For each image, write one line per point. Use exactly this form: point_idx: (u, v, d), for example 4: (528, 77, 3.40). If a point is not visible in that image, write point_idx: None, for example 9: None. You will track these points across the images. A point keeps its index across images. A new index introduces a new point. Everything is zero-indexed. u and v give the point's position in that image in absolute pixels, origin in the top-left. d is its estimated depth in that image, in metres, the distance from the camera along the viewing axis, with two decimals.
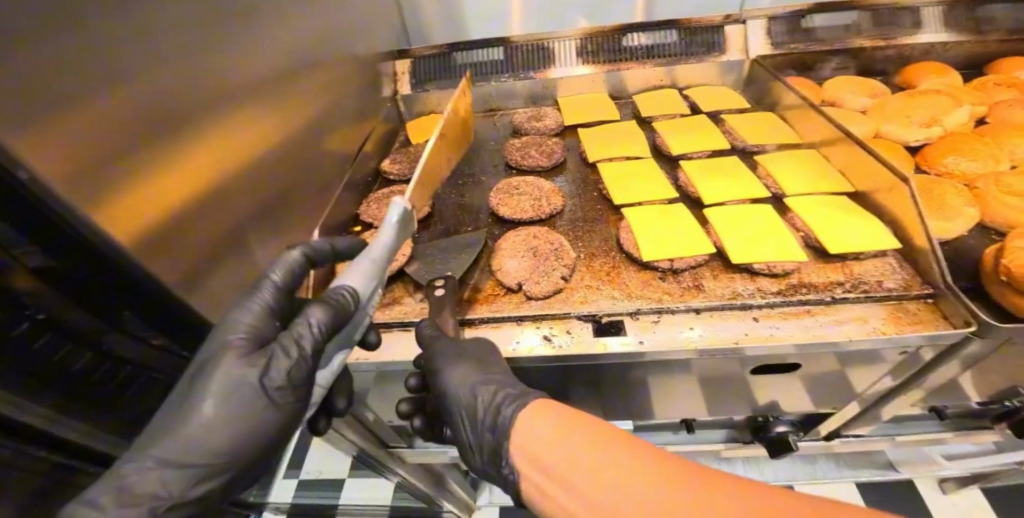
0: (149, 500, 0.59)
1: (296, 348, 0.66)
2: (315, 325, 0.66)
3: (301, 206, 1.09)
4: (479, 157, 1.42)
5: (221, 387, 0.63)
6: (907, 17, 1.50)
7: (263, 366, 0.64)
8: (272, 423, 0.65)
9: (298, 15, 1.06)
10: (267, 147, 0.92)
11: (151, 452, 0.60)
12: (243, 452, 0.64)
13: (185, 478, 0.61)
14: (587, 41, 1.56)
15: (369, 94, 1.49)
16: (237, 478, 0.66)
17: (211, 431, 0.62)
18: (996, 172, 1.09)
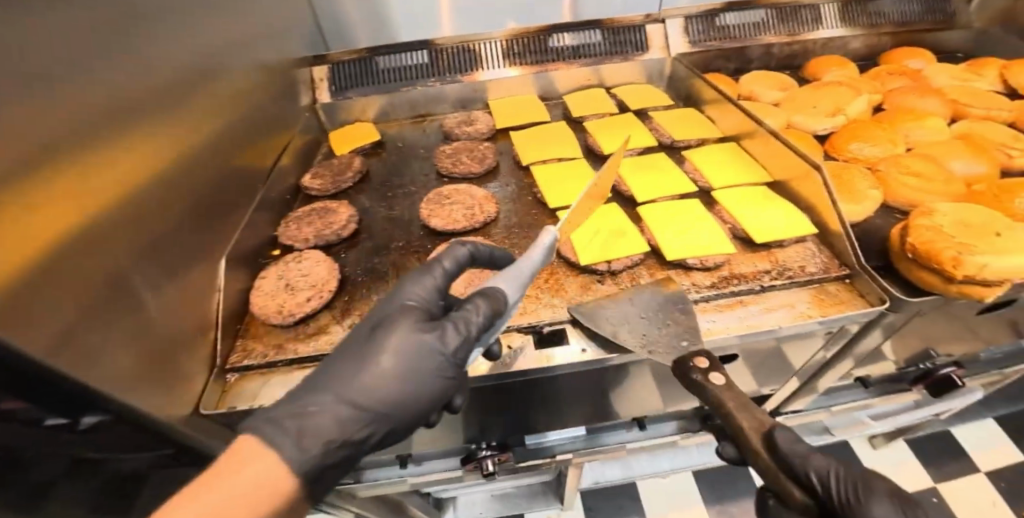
0: (326, 435, 0.59)
1: (464, 329, 0.67)
2: (482, 313, 0.67)
3: (206, 234, 0.97)
4: (409, 166, 1.35)
5: (401, 345, 0.66)
6: (808, 14, 1.61)
7: (437, 336, 0.66)
8: (430, 396, 0.67)
9: (185, 24, 0.96)
10: (152, 174, 0.81)
11: (334, 388, 0.63)
12: (398, 409, 0.65)
13: (357, 421, 0.62)
14: (513, 43, 1.54)
15: (282, 104, 1.37)
16: (388, 435, 0.66)
17: (383, 381, 0.64)
18: (895, 155, 1.17)
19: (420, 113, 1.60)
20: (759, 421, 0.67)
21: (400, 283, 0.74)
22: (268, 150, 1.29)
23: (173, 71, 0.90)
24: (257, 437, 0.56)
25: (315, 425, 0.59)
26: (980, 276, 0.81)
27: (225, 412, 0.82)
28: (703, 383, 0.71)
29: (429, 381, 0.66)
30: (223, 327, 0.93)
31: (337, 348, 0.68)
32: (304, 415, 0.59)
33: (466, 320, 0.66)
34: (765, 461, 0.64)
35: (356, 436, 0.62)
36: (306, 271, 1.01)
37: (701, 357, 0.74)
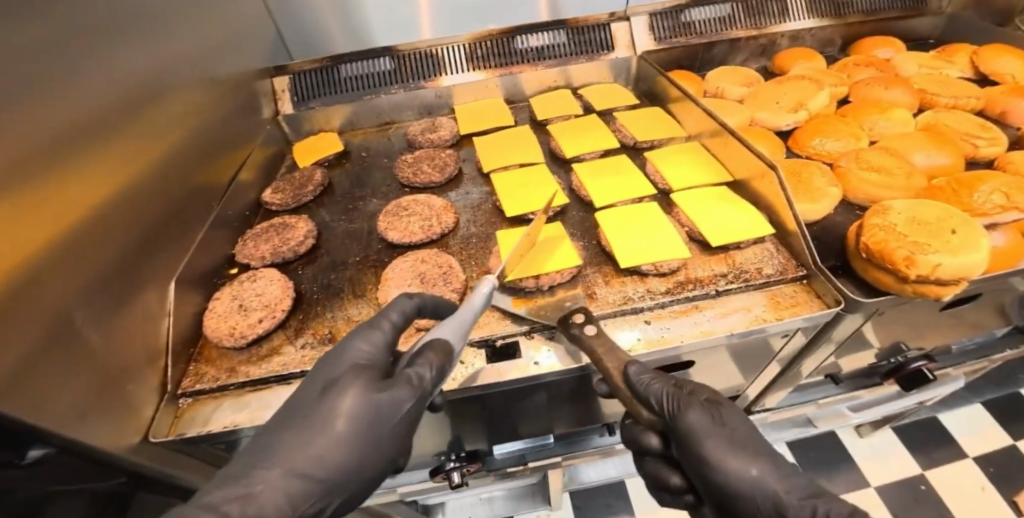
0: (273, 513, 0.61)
1: (415, 386, 0.69)
2: (431, 368, 0.69)
3: (158, 257, 0.96)
4: (372, 177, 1.34)
5: (351, 408, 0.68)
6: (774, 6, 1.59)
7: (389, 394, 0.69)
8: (383, 454, 0.70)
9: (129, 46, 0.94)
10: (99, 204, 0.80)
11: (282, 459, 0.65)
12: (350, 472, 0.67)
13: (309, 494, 0.64)
14: (475, 46, 1.52)
15: (241, 118, 1.35)
16: (347, 497, 0.69)
17: (335, 449, 0.66)
18: (857, 149, 1.16)
19: (385, 121, 1.59)
20: (620, 359, 0.76)
21: (345, 341, 0.74)
22: (225, 166, 1.27)
23: (118, 95, 0.89)
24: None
25: (260, 502, 0.61)
26: (933, 276, 0.80)
27: (175, 439, 0.81)
28: (580, 336, 0.79)
29: (384, 439, 0.69)
30: (175, 353, 0.92)
31: (287, 415, 0.69)
32: (248, 496, 0.61)
33: (416, 375, 0.68)
34: (623, 392, 0.74)
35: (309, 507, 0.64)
36: (260, 291, 1.00)
37: (579, 313, 0.83)
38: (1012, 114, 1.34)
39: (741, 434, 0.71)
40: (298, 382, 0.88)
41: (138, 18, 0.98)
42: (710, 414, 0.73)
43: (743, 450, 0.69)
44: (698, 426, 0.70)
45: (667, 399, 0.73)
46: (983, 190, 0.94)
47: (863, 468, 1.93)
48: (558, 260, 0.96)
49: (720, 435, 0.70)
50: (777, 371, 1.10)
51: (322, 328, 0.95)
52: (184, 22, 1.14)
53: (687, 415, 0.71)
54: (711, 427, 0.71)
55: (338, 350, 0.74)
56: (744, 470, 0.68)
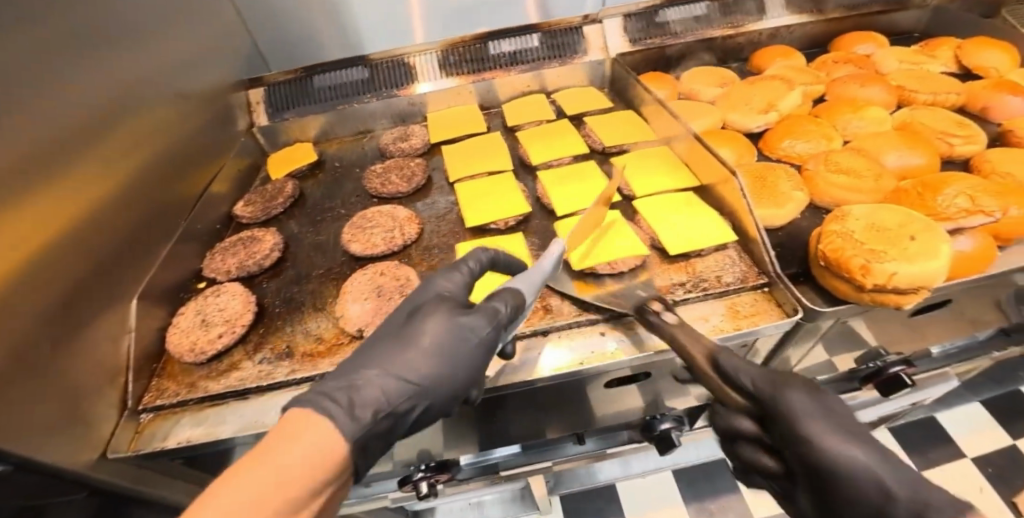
0: (374, 404, 0.61)
1: (492, 321, 0.69)
2: (504, 307, 0.70)
3: (121, 274, 0.98)
4: (343, 187, 1.35)
5: (436, 331, 0.69)
6: (751, 5, 1.57)
7: (471, 321, 0.69)
8: (463, 380, 0.68)
9: (96, 67, 0.97)
10: (59, 226, 0.82)
11: (380, 364, 0.66)
12: (435, 387, 0.67)
13: (402, 394, 0.64)
14: (448, 53, 1.52)
15: (214, 132, 1.37)
16: (427, 408, 0.67)
17: (423, 361, 0.67)
18: (827, 151, 1.14)
19: (360, 129, 1.59)
20: (704, 347, 0.70)
21: (430, 279, 0.77)
22: (196, 181, 1.29)
23: (82, 116, 0.91)
24: (306, 409, 0.57)
25: (363, 396, 0.61)
26: (889, 285, 0.78)
27: (131, 454, 0.82)
28: (659, 324, 0.75)
29: (465, 364, 0.68)
30: (137, 368, 0.93)
31: (380, 335, 0.72)
32: (353, 387, 0.62)
33: (495, 310, 0.69)
34: (712, 377, 0.67)
35: (401, 406, 0.64)
36: (222, 305, 1.02)
37: (656, 302, 0.80)
38: (993, 110, 1.31)
39: (845, 416, 0.63)
40: (255, 396, 0.88)
41: (105, 38, 1.00)
42: (811, 392, 0.64)
43: (848, 432, 0.61)
44: (800, 408, 0.62)
45: (765, 381, 0.65)
46: (948, 193, 0.93)
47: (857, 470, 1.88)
48: None
49: (823, 413, 0.61)
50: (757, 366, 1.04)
51: (281, 343, 0.96)
52: (154, 38, 1.16)
53: (789, 395, 0.62)
54: (815, 407, 0.62)
55: (421, 285, 0.77)
56: (850, 453, 0.59)
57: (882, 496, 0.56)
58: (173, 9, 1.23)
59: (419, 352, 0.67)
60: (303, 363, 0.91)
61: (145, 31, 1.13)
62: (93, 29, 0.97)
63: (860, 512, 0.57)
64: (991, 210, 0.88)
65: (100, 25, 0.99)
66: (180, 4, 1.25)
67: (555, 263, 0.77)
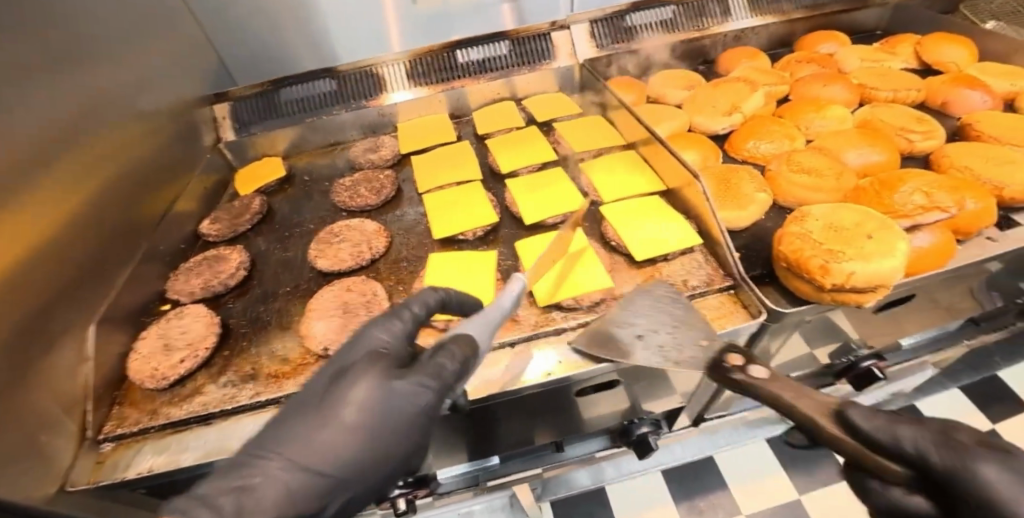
0: (268, 511, 0.52)
1: (434, 379, 0.63)
2: (453, 359, 0.63)
3: (78, 300, 0.95)
4: (311, 202, 1.33)
5: (365, 397, 0.61)
6: (716, 7, 1.59)
7: (407, 382, 0.63)
8: (396, 454, 0.64)
9: (52, 88, 0.95)
10: (13, 256, 0.80)
11: (291, 442, 0.58)
12: (357, 471, 0.60)
13: (310, 491, 0.56)
14: (416, 62, 1.51)
15: (179, 149, 1.35)
16: (347, 499, 0.61)
17: (344, 439, 0.59)
18: (791, 151, 1.15)
19: (330, 141, 1.57)
20: (822, 401, 0.52)
21: (363, 327, 0.71)
22: (159, 200, 1.26)
23: (38, 139, 0.89)
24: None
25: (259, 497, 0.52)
26: (848, 284, 0.78)
27: (92, 487, 0.78)
28: (748, 380, 0.58)
29: (395, 437, 0.62)
30: (97, 396, 0.90)
31: (301, 396, 0.64)
32: (245, 489, 0.52)
33: (441, 367, 0.62)
34: (849, 445, 0.48)
35: (309, 509, 0.56)
36: (185, 328, 0.99)
37: (736, 354, 0.64)
38: (953, 104, 1.34)
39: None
40: (218, 421, 0.85)
41: (61, 57, 0.98)
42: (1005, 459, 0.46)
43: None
44: (1001, 487, 0.44)
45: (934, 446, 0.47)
46: (904, 190, 0.95)
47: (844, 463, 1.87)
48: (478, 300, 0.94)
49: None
50: None
51: (245, 365, 0.94)
52: (114, 56, 1.14)
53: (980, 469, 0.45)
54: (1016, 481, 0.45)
55: (353, 336, 0.70)
56: None
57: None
58: (134, 26, 1.21)
59: (337, 428, 0.60)
60: (268, 386, 0.89)
61: (104, 49, 1.11)
62: (47, 50, 0.95)
63: None
64: (947, 205, 0.90)
65: (54, 45, 0.97)
66: (141, 21, 1.23)
67: (515, 299, 0.72)
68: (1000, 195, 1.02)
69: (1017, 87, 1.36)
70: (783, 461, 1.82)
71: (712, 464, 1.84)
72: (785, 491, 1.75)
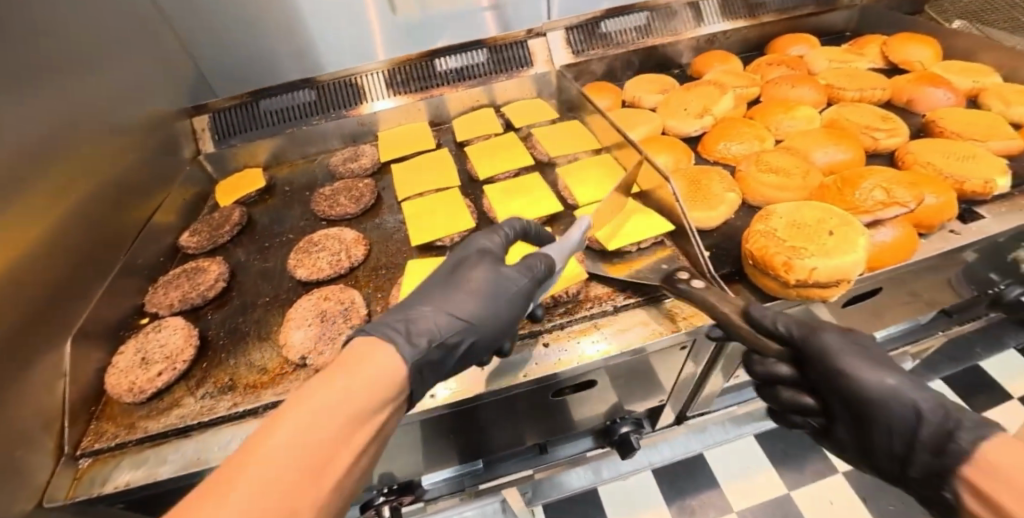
0: (427, 334, 0.69)
1: (529, 275, 0.78)
2: (536, 269, 0.79)
3: (52, 316, 0.95)
4: (292, 212, 1.34)
5: (480, 279, 0.78)
6: (688, 12, 1.62)
7: (512, 272, 0.78)
8: (500, 328, 0.76)
9: (27, 104, 0.95)
10: None
11: (432, 302, 0.75)
12: (481, 327, 0.74)
13: (453, 328, 0.72)
14: (395, 71, 1.53)
15: (159, 162, 1.35)
16: (473, 347, 0.74)
17: (471, 300, 0.75)
18: (759, 151, 1.18)
19: (311, 151, 1.58)
20: (733, 304, 0.75)
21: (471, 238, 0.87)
22: (137, 213, 1.26)
23: (10, 155, 0.89)
24: (372, 336, 0.66)
25: (419, 326, 0.70)
26: (811, 280, 0.81)
27: (68, 503, 0.78)
28: (690, 290, 0.82)
29: (503, 309, 0.76)
30: (73, 412, 0.90)
31: (426, 283, 0.80)
32: (409, 320, 0.70)
33: (533, 264, 0.79)
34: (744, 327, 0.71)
35: (452, 339, 0.71)
36: (163, 341, 0.99)
37: (681, 271, 0.88)
38: (917, 101, 1.38)
39: (875, 350, 0.69)
40: (196, 433, 0.86)
41: (33, 73, 0.98)
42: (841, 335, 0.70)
43: (879, 364, 0.67)
44: (833, 345, 0.68)
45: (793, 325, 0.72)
46: (865, 187, 0.98)
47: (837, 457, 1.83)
48: None
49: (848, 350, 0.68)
50: (708, 365, 1.06)
51: (223, 376, 0.94)
52: (93, 72, 1.14)
53: (821, 334, 0.69)
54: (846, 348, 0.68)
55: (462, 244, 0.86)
56: (882, 381, 0.65)
57: (914, 416, 0.63)
58: (110, 41, 1.21)
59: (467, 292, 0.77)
60: (246, 396, 0.90)
61: (81, 64, 1.11)
62: (20, 67, 0.95)
63: (893, 426, 0.64)
64: (905, 200, 0.92)
65: (27, 61, 0.97)
66: (118, 36, 1.23)
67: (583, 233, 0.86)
68: (961, 188, 1.05)
69: (979, 83, 1.40)
70: (769, 456, 1.84)
71: (701, 461, 1.86)
72: (773, 486, 1.77)
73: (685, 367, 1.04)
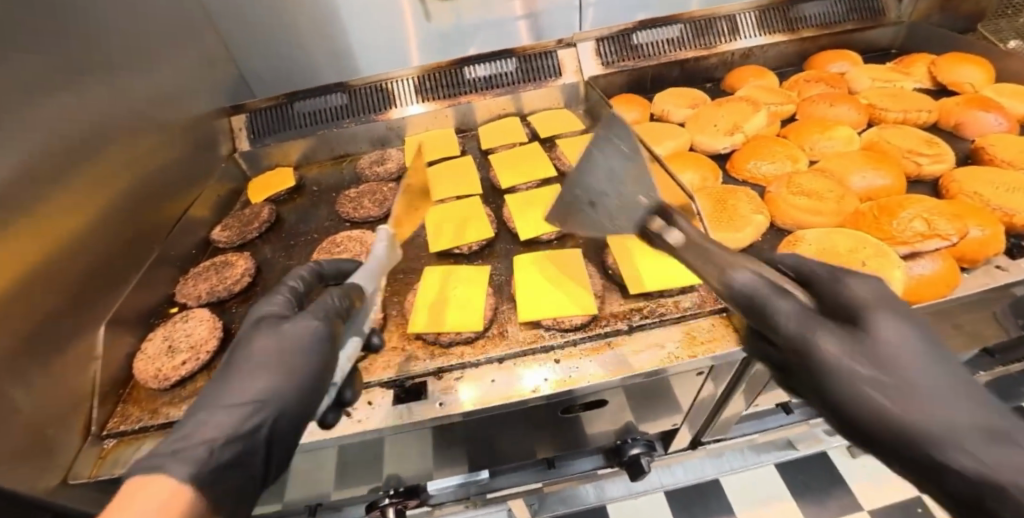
0: (206, 442, 0.58)
1: (320, 312, 0.69)
2: (326, 303, 0.70)
3: (92, 301, 1.01)
4: (318, 211, 1.38)
5: (264, 345, 0.68)
6: (724, 26, 1.59)
7: (302, 320, 0.69)
8: (308, 382, 0.66)
9: (78, 99, 1.02)
10: (28, 253, 0.85)
11: (213, 404, 0.63)
12: (286, 396, 0.64)
13: (238, 419, 0.61)
14: (424, 78, 1.55)
15: (196, 157, 1.41)
16: (279, 422, 0.64)
17: (252, 377, 0.65)
18: (792, 172, 1.14)
19: (339, 153, 1.61)
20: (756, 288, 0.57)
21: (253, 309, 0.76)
22: (175, 207, 1.32)
23: (54, 145, 0.94)
24: (144, 473, 0.52)
25: (195, 438, 0.58)
26: None
27: (91, 481, 0.84)
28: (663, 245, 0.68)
29: (307, 358, 0.66)
30: (103, 394, 0.95)
31: (213, 380, 0.67)
32: (182, 439, 0.58)
33: (326, 301, 0.69)
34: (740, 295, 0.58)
35: (242, 428, 0.60)
36: (189, 331, 1.03)
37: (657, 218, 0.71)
38: (966, 126, 1.31)
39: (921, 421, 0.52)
40: None
41: (84, 69, 1.04)
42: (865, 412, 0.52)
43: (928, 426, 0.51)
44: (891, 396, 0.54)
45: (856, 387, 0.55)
46: (904, 217, 0.93)
47: (857, 494, 1.73)
48: (462, 318, 0.93)
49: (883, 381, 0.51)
50: (725, 390, 1.02)
51: None
52: (136, 71, 1.20)
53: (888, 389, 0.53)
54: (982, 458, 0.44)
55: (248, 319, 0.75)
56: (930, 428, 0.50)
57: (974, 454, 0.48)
58: (157, 41, 1.28)
59: (252, 372, 0.66)
60: None
61: (125, 62, 1.17)
62: (69, 61, 1.02)
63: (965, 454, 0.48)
64: (948, 233, 0.88)
65: (80, 58, 1.04)
66: (162, 37, 1.29)
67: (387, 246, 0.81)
68: (1010, 221, 0.99)
69: None
70: (788, 486, 1.77)
71: (715, 486, 1.80)
72: None
73: (700, 392, 1.00)
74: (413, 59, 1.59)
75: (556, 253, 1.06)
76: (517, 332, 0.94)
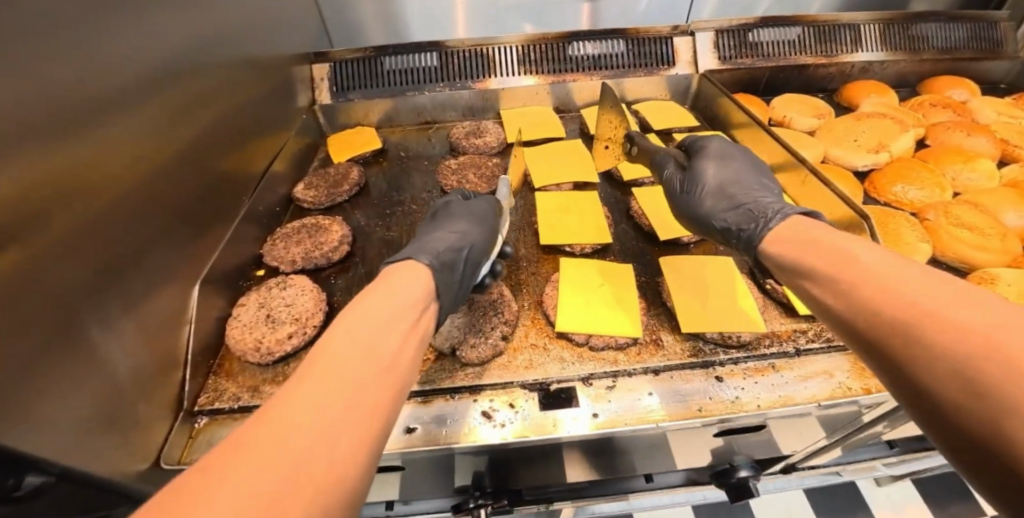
0: (448, 245, 0.75)
1: (486, 202, 0.92)
2: (487, 200, 0.93)
3: (186, 254, 0.89)
4: (411, 180, 1.27)
5: (459, 210, 0.88)
6: (847, 34, 1.49)
7: (480, 202, 0.91)
8: (488, 241, 0.83)
9: (165, 12, 0.86)
10: (113, 191, 0.71)
11: (433, 232, 0.82)
12: (479, 240, 0.81)
13: (456, 242, 0.77)
14: (530, 49, 1.42)
15: (281, 103, 1.27)
16: (474, 259, 0.79)
17: (452, 222, 0.84)
18: (943, 201, 1.08)
19: (426, 119, 1.49)
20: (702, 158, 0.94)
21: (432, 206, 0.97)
22: (259, 156, 1.19)
23: (139, 64, 0.79)
24: (403, 258, 0.70)
25: (434, 242, 0.76)
26: None
27: (181, 466, 0.72)
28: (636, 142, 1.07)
29: (488, 225, 0.86)
30: (194, 363, 0.84)
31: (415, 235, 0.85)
32: (423, 240, 0.78)
33: (489, 197, 0.94)
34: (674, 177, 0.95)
35: (461, 243, 0.77)
36: (290, 301, 0.94)
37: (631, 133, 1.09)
38: None
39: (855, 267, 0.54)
40: None
41: None
42: (763, 224, 0.75)
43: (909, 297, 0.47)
44: (755, 226, 0.76)
45: (743, 219, 0.81)
46: None
47: None
48: (615, 324, 0.86)
49: (826, 257, 0.61)
50: (842, 435, 0.90)
51: None
52: None
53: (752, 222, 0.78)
54: (783, 233, 0.71)
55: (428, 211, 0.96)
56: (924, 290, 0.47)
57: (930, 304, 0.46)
58: None
59: (452, 221, 0.85)
60: None
61: None
62: None
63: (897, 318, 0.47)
64: None
65: None
66: None
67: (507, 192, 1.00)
68: None
69: None
70: None
71: (746, 502, 1.51)
72: None
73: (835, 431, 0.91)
74: (459, 28, 1.43)
75: (700, 257, 0.99)
76: (670, 342, 0.87)
